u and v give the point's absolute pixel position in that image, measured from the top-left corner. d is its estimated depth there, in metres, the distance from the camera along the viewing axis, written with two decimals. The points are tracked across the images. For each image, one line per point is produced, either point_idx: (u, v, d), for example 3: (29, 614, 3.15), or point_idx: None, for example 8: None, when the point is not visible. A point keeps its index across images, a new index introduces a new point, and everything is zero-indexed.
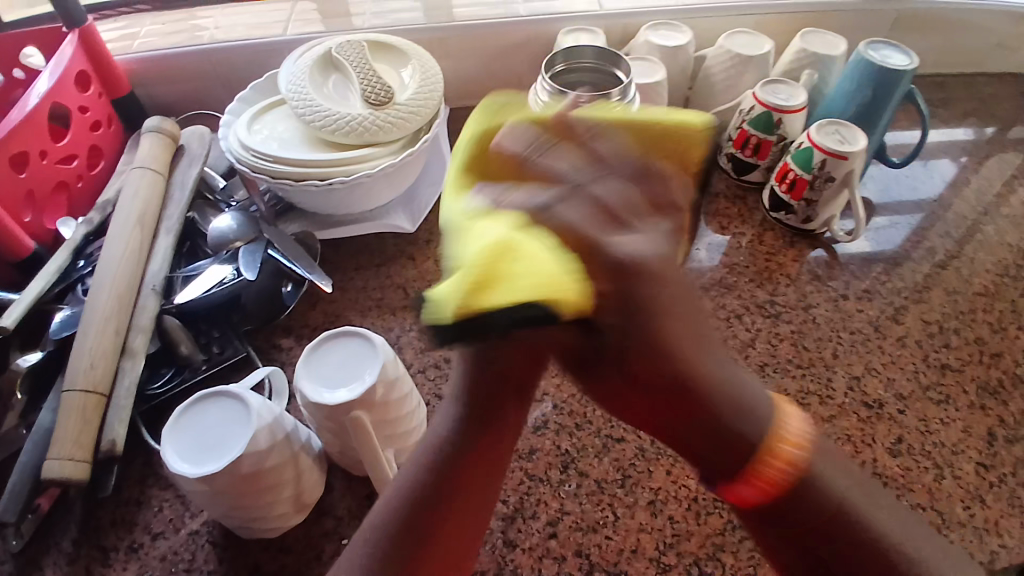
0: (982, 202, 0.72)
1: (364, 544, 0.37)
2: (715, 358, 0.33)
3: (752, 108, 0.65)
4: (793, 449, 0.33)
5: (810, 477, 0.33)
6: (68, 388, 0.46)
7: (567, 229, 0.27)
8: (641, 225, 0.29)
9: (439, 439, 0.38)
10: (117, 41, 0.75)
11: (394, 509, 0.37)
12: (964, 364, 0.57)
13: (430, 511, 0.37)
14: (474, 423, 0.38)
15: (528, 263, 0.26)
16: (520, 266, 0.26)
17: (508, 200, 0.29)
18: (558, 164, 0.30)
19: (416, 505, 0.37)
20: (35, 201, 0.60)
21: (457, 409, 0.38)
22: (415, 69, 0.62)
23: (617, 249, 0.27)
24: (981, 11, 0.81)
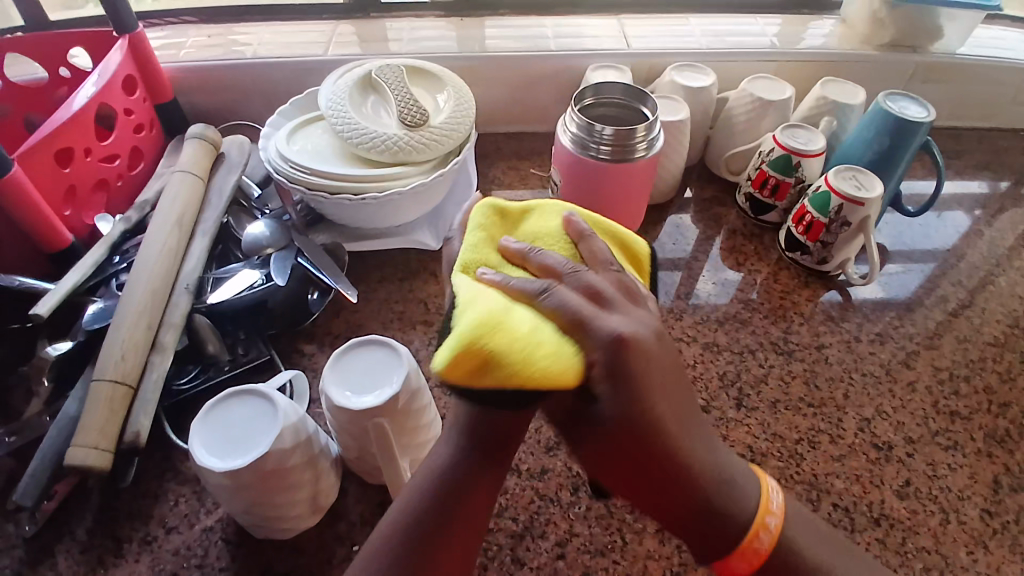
0: (994, 254, 0.73)
1: (385, 542, 0.39)
2: (701, 439, 0.39)
3: (772, 150, 0.67)
4: (771, 516, 0.39)
5: (787, 542, 0.39)
6: (98, 377, 0.47)
7: (559, 313, 0.37)
8: (622, 308, 0.38)
9: (441, 466, 0.41)
10: (163, 50, 0.78)
11: (417, 504, 0.40)
12: (973, 412, 0.58)
13: (447, 508, 0.40)
14: (478, 456, 0.41)
15: (506, 338, 0.34)
16: (501, 341, 0.34)
17: (509, 285, 0.39)
18: (549, 260, 0.41)
19: (433, 507, 0.40)
20: (76, 197, 0.62)
21: (460, 439, 0.41)
22: (449, 95, 0.65)
23: (601, 327, 0.36)
24: (995, 70, 0.84)
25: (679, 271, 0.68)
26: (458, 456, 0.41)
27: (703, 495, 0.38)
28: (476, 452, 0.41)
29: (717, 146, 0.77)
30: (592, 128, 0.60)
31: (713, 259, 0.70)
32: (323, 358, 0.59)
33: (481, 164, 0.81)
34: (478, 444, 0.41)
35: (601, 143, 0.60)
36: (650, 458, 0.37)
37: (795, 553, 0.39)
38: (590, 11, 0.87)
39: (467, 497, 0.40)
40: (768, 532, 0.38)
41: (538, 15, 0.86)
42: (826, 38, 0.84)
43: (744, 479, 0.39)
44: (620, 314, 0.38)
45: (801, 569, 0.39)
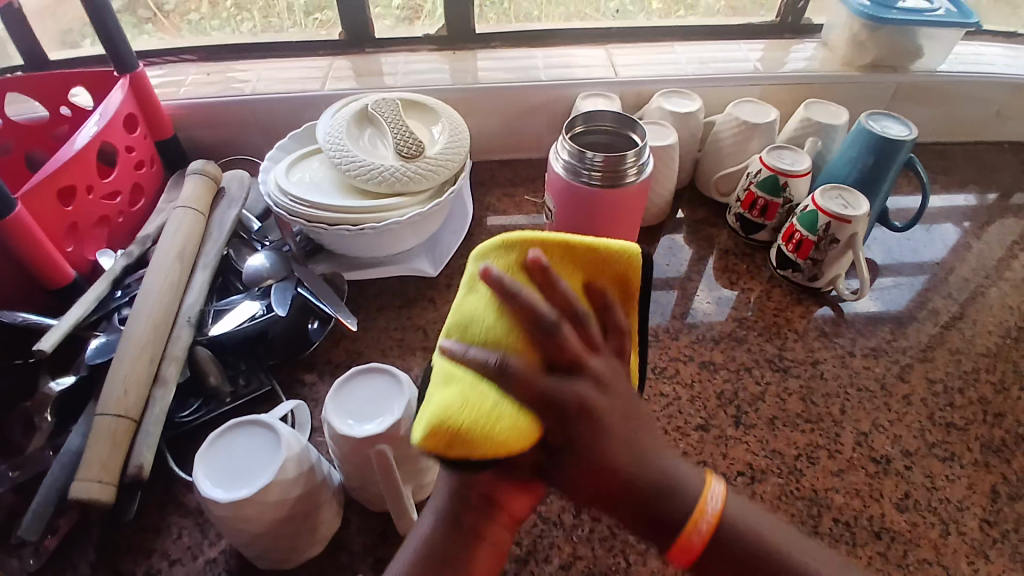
0: (983, 266, 0.74)
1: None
2: (645, 452, 0.40)
3: (759, 171, 0.69)
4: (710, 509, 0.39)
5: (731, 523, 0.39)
6: (101, 412, 0.48)
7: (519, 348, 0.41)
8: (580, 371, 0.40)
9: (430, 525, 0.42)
10: (164, 88, 0.80)
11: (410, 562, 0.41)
12: (967, 422, 0.58)
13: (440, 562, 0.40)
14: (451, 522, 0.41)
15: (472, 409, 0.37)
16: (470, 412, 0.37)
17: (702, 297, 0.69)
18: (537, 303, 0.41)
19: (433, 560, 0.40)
20: (78, 233, 0.63)
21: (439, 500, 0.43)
22: (445, 126, 0.67)
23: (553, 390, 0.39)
24: (974, 88, 0.87)
25: (673, 289, 0.69)
26: (439, 526, 0.41)
27: (640, 487, 0.39)
28: (445, 523, 0.41)
29: (706, 168, 0.79)
30: (583, 155, 0.61)
31: (707, 278, 0.71)
32: (324, 386, 0.59)
33: (477, 191, 0.82)
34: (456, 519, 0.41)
35: (593, 170, 0.62)
36: (591, 446, 0.39)
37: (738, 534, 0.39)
38: (581, 41, 0.90)
39: (451, 560, 0.40)
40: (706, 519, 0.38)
41: (531, 45, 0.89)
42: (808, 62, 0.87)
43: (684, 468, 0.40)
44: (602, 358, 0.41)
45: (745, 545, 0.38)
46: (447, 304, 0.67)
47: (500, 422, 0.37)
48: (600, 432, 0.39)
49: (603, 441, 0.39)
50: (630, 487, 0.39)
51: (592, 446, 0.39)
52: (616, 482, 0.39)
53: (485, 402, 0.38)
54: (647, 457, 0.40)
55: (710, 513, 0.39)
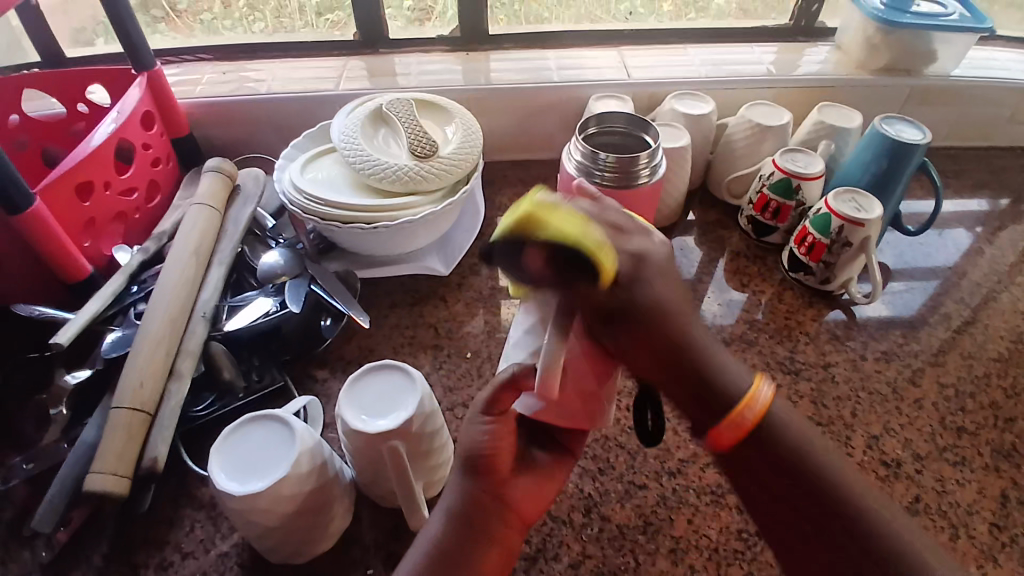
0: (996, 271, 0.74)
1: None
2: (697, 326, 0.41)
3: (772, 174, 0.69)
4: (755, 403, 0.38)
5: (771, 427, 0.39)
6: (117, 405, 0.48)
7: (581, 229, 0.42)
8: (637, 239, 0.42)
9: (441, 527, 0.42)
10: (180, 86, 0.81)
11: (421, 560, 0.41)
12: (978, 426, 0.58)
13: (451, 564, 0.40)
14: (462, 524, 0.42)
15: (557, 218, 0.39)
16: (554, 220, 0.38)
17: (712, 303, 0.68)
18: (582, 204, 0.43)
19: (443, 559, 0.41)
20: (95, 228, 0.64)
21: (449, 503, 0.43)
22: (458, 126, 0.67)
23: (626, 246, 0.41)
24: (988, 92, 0.86)
25: None
26: (449, 524, 0.42)
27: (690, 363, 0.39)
28: (455, 523, 0.42)
29: (718, 171, 0.79)
30: (596, 156, 0.62)
31: (718, 280, 0.71)
32: (335, 383, 0.59)
33: (487, 191, 0.83)
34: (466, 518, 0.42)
35: (605, 170, 0.62)
36: (651, 303, 0.40)
37: (778, 431, 0.38)
38: (591, 43, 0.90)
39: (463, 562, 0.41)
40: (754, 407, 0.38)
41: (541, 47, 0.90)
42: (821, 65, 0.87)
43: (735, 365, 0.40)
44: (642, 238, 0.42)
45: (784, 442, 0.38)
46: (458, 303, 0.67)
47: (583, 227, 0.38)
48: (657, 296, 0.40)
49: (659, 310, 0.39)
50: (676, 361, 0.39)
51: (647, 299, 0.39)
52: (664, 351, 0.39)
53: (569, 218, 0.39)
54: (701, 334, 0.40)
55: (756, 408, 0.38)
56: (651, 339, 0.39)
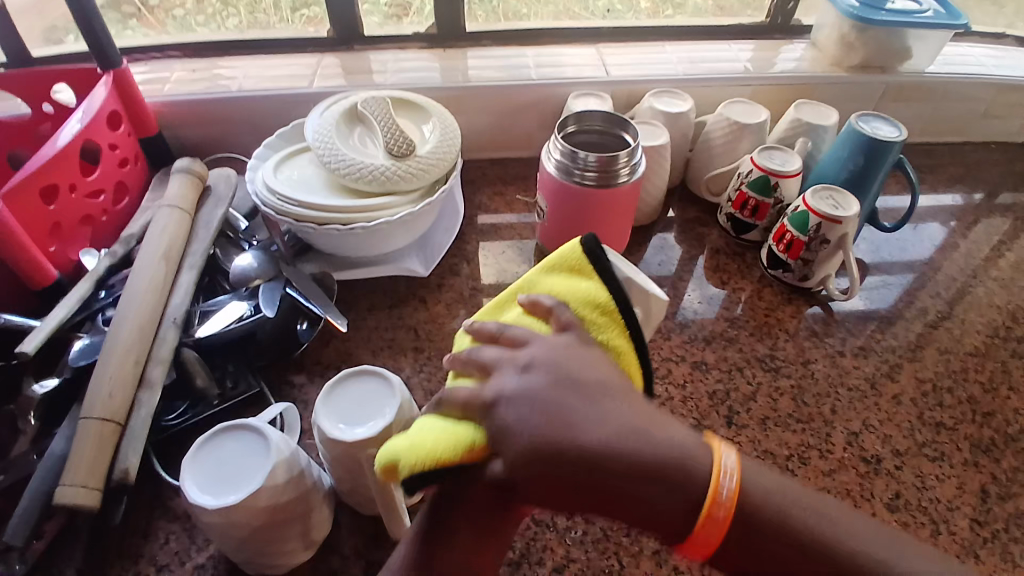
0: (969, 265, 0.75)
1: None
2: (619, 416, 0.36)
3: (750, 172, 0.69)
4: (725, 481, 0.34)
5: (752, 497, 0.34)
6: (85, 416, 0.47)
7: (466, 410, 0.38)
8: (533, 362, 0.39)
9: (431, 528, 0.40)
10: (149, 85, 0.79)
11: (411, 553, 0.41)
12: (957, 421, 0.59)
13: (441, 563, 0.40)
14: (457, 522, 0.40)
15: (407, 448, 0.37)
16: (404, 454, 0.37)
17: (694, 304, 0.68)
18: (487, 355, 0.41)
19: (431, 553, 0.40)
20: (61, 232, 0.62)
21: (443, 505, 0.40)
22: (436, 125, 0.66)
23: (508, 391, 0.38)
24: (960, 89, 0.88)
25: (664, 289, 0.69)
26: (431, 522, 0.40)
27: (635, 471, 0.34)
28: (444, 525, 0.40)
29: (697, 168, 0.79)
30: (575, 155, 0.61)
31: (698, 277, 0.71)
32: (313, 388, 0.58)
33: (468, 190, 0.82)
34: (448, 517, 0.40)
35: (585, 170, 0.62)
36: (567, 422, 0.35)
37: (759, 505, 0.34)
38: (571, 41, 0.90)
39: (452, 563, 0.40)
40: (726, 493, 0.33)
41: (520, 44, 0.89)
42: (798, 63, 0.87)
43: (677, 437, 0.35)
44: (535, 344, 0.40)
45: (765, 515, 0.34)
46: (438, 304, 0.66)
47: (432, 440, 0.37)
48: (565, 404, 0.36)
49: (577, 417, 0.36)
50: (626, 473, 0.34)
51: (555, 413, 0.36)
52: (603, 472, 0.34)
53: (430, 431, 0.38)
54: (620, 422, 0.36)
55: (727, 500, 0.33)
56: (583, 482, 0.34)
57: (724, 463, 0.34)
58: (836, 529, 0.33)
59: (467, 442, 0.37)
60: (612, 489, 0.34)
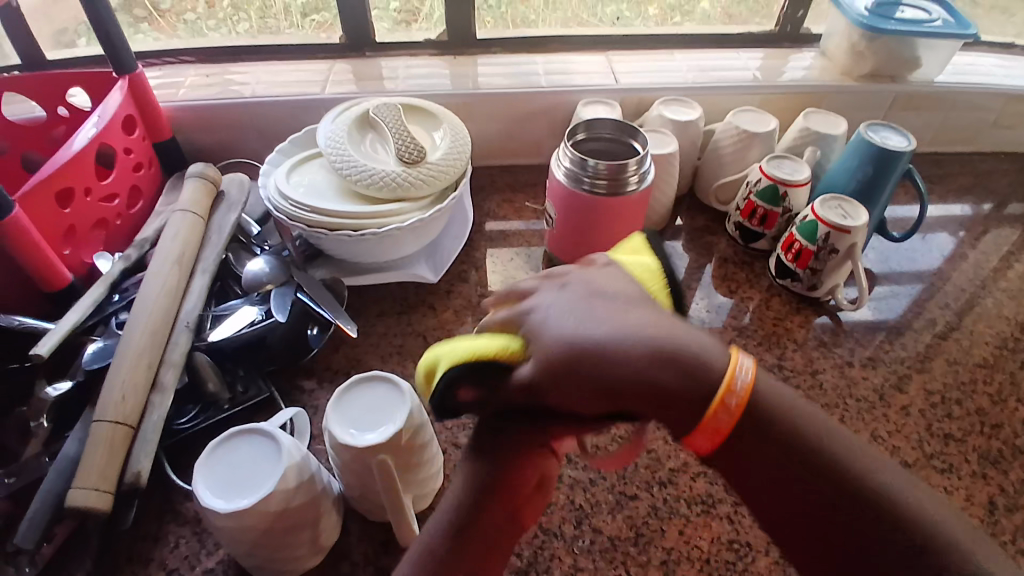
0: (978, 276, 0.75)
1: None
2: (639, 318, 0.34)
3: (759, 181, 0.69)
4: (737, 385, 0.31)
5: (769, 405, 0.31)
6: (98, 419, 0.47)
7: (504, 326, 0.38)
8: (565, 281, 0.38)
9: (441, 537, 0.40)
10: (163, 90, 0.80)
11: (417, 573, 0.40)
12: (966, 433, 0.59)
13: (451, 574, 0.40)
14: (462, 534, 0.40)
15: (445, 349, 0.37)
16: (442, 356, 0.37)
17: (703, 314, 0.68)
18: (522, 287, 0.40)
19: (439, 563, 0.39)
20: (75, 236, 0.63)
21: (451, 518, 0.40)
22: (447, 132, 0.67)
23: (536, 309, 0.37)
24: (969, 99, 0.88)
25: None
26: (444, 539, 0.40)
27: (644, 366, 0.32)
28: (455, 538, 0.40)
29: (706, 177, 0.79)
30: (585, 163, 0.62)
31: (706, 285, 0.71)
32: (323, 394, 0.59)
33: (476, 197, 0.82)
34: (462, 531, 0.40)
35: (594, 177, 0.62)
36: (586, 322, 0.34)
37: (773, 410, 0.31)
38: (580, 48, 0.91)
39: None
40: (738, 394, 0.31)
41: (529, 51, 0.89)
42: (807, 71, 0.88)
43: (700, 340, 0.33)
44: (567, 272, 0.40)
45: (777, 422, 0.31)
46: (447, 311, 0.67)
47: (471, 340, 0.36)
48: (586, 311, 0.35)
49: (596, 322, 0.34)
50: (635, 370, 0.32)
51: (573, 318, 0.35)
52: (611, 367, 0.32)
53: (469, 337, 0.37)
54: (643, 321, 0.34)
55: (741, 393, 0.31)
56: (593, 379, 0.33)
57: (746, 364, 0.32)
58: (844, 444, 0.30)
59: (504, 345, 0.36)
60: (625, 384, 0.32)
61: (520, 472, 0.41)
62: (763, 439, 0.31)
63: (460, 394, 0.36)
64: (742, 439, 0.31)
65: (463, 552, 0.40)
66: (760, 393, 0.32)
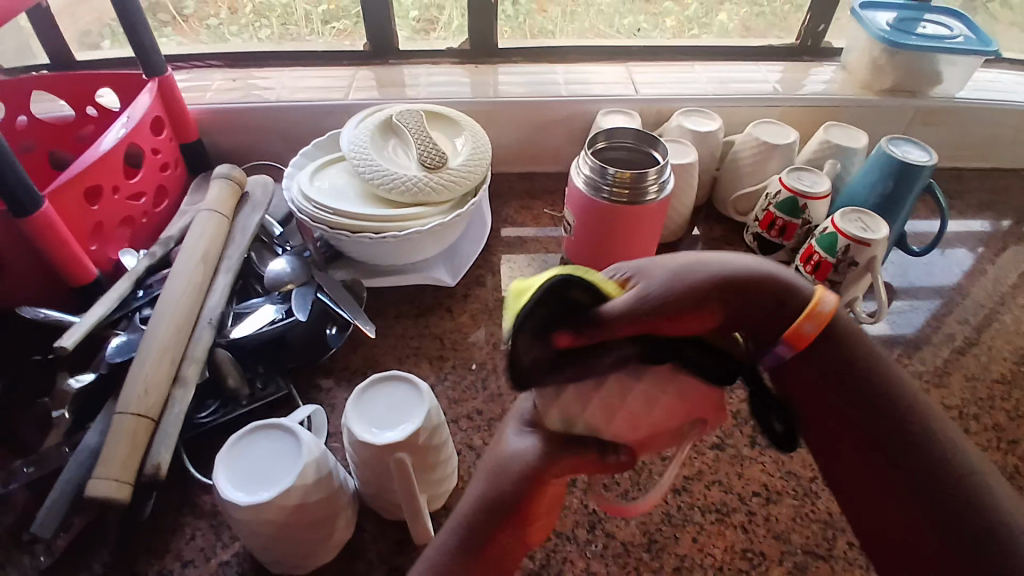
0: (998, 291, 0.74)
1: None
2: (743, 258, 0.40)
3: (778, 193, 0.69)
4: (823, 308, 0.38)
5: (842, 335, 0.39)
6: (121, 410, 0.48)
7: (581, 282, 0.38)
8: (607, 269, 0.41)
9: (450, 551, 0.37)
10: (190, 93, 0.82)
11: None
12: (983, 448, 0.58)
13: None
14: (473, 552, 0.37)
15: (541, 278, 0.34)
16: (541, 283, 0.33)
17: None
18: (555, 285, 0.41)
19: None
20: (102, 232, 0.64)
21: (462, 534, 0.37)
22: (468, 138, 0.68)
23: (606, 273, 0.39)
24: (990, 115, 0.87)
25: None
26: (451, 561, 0.37)
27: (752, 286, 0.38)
28: (465, 554, 0.37)
29: (724, 188, 0.79)
30: (604, 171, 0.62)
31: None
32: (339, 393, 0.59)
33: (494, 203, 0.83)
34: (470, 551, 0.37)
35: (613, 185, 0.62)
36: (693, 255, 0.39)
37: (844, 337, 0.39)
38: (598, 58, 0.91)
39: None
40: (819, 313, 0.38)
41: (548, 61, 0.90)
42: (826, 85, 0.88)
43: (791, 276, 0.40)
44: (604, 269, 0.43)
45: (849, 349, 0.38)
46: (463, 314, 0.67)
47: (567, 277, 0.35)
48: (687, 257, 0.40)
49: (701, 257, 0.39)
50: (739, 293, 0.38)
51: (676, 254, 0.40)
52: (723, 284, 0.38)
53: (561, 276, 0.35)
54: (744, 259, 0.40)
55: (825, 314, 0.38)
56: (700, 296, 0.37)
57: (832, 297, 0.39)
58: (899, 381, 0.38)
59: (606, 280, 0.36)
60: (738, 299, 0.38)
61: (538, 492, 0.38)
62: (837, 360, 0.38)
63: (565, 328, 0.33)
64: (821, 356, 0.38)
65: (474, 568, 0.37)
66: (837, 324, 0.39)
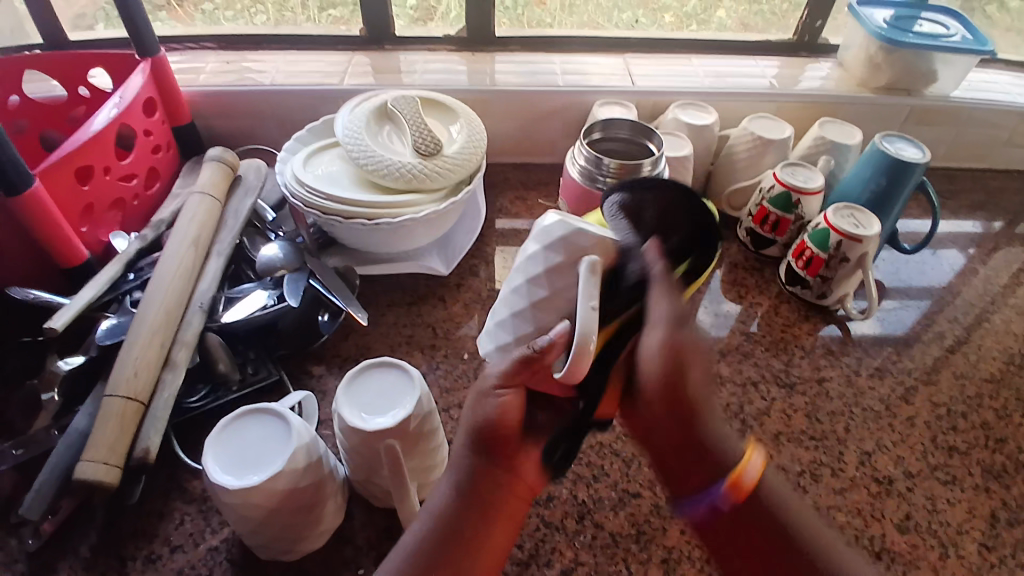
0: (988, 291, 0.75)
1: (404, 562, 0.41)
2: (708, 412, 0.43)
3: (772, 187, 0.69)
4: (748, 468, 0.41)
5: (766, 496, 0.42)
6: (110, 394, 0.48)
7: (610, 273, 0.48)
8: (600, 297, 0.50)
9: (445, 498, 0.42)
10: (183, 75, 0.81)
11: (422, 543, 0.41)
12: (970, 446, 0.59)
13: (460, 536, 0.41)
14: (464, 499, 0.42)
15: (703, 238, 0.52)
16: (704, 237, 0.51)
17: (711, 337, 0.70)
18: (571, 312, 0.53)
19: (441, 532, 0.41)
20: (92, 214, 0.63)
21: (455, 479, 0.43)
22: (464, 126, 0.67)
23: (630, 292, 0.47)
24: (985, 116, 0.87)
25: None
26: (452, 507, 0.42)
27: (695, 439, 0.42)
28: (458, 498, 0.42)
29: (718, 182, 0.79)
30: (600, 161, 0.62)
31: (715, 292, 0.71)
32: (331, 380, 0.59)
33: (489, 193, 0.83)
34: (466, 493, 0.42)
35: (609, 176, 0.62)
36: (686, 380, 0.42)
37: (771, 495, 0.42)
38: (596, 50, 0.91)
39: (460, 539, 0.41)
40: (753, 467, 0.41)
41: (546, 51, 0.90)
42: (823, 81, 0.88)
43: (727, 434, 0.43)
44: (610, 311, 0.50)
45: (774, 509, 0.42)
46: (456, 303, 0.67)
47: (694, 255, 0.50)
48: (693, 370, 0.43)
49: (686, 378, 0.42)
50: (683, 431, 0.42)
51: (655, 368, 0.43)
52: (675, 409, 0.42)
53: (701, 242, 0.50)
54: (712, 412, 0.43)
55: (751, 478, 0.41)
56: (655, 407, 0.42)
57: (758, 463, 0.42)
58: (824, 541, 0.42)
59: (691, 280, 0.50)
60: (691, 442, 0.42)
61: (507, 425, 0.43)
62: (752, 517, 0.42)
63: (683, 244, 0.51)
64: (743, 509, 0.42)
65: (468, 515, 0.42)
66: (763, 484, 0.42)
